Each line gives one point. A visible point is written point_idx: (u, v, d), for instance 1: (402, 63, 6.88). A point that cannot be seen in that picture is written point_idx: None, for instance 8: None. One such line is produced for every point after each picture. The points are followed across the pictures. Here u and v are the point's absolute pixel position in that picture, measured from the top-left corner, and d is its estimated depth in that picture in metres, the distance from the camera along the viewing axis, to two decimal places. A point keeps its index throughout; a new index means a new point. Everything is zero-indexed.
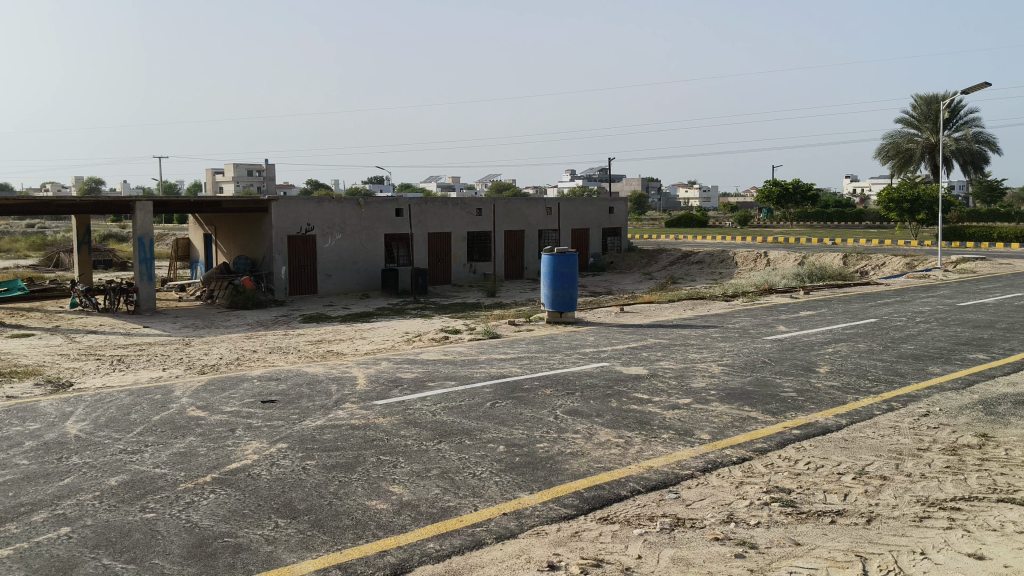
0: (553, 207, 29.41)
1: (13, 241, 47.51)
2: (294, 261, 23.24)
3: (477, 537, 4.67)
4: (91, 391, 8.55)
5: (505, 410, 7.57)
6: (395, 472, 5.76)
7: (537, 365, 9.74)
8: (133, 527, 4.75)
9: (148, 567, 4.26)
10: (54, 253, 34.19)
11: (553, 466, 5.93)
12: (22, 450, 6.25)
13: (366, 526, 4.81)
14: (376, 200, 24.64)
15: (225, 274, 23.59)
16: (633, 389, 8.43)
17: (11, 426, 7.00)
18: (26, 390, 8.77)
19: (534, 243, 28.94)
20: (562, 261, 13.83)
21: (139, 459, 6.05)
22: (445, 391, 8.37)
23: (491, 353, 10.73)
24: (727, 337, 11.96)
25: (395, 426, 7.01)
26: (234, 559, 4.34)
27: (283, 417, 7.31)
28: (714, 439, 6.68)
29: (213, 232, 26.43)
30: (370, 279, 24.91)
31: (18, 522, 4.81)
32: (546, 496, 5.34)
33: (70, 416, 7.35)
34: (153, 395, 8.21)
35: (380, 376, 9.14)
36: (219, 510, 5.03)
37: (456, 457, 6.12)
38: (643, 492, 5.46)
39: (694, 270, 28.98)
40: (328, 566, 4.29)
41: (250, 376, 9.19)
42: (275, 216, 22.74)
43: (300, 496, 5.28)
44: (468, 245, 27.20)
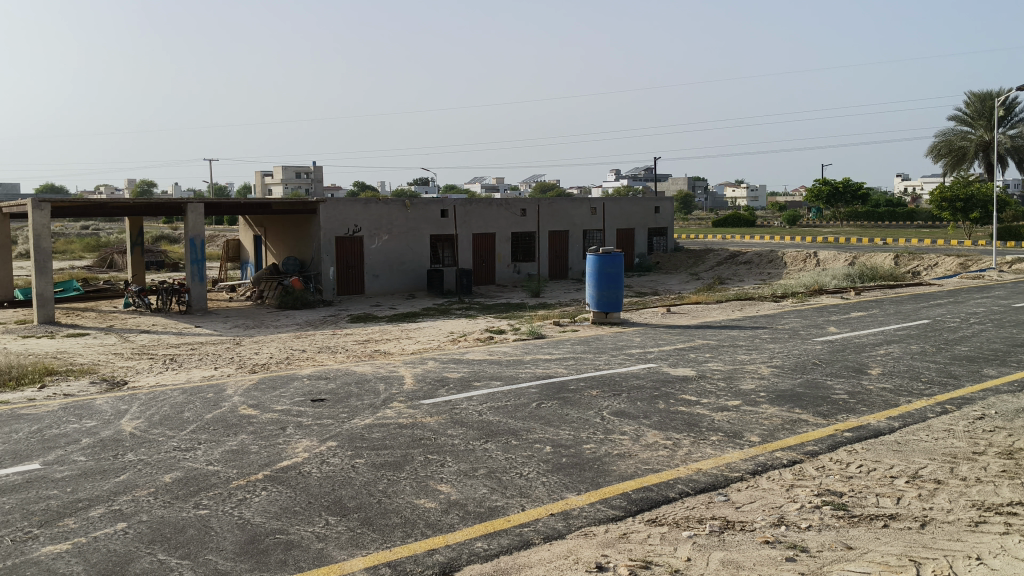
0: (598, 207, 29.28)
1: (69, 241, 48.87)
2: (341, 261, 23.48)
3: (524, 537, 4.67)
4: (146, 390, 8.71)
5: (551, 410, 7.56)
6: (443, 471, 5.78)
7: (583, 367, 9.70)
8: (187, 523, 4.83)
9: (202, 563, 4.32)
10: (108, 254, 34.98)
11: (599, 467, 5.91)
12: (78, 447, 6.38)
13: (415, 524, 4.83)
14: (422, 201, 24.78)
15: (274, 274, 23.91)
16: (681, 391, 8.36)
17: (68, 423, 7.16)
18: (82, 388, 8.98)
19: (579, 244, 28.85)
20: (607, 261, 13.71)
21: (192, 456, 6.14)
22: (491, 391, 8.38)
23: (536, 354, 10.72)
24: (777, 339, 11.83)
25: (442, 425, 7.03)
26: (286, 556, 4.39)
27: (331, 416, 7.37)
28: (764, 442, 6.60)
29: (263, 234, 26.79)
30: (416, 279, 25.06)
31: (76, 517, 4.91)
32: (593, 496, 5.32)
33: (125, 414, 7.49)
34: (205, 394, 8.34)
35: (427, 376, 9.17)
36: (271, 507, 5.09)
37: (503, 457, 6.12)
38: (690, 494, 5.42)
39: (742, 270, 28.68)
40: (378, 563, 4.32)
41: (300, 375, 9.29)
42: (323, 218, 23.00)
43: (351, 493, 5.33)
44: (513, 246, 27.24)
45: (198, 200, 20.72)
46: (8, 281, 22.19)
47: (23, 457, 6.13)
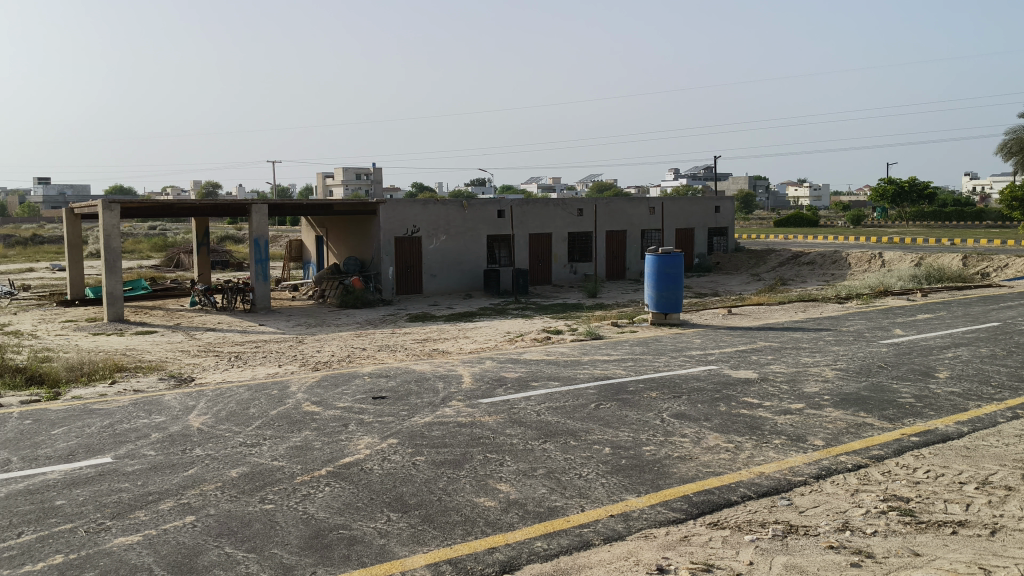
0: (657, 206, 29.06)
1: (137, 241, 50.28)
2: (400, 261, 23.73)
3: (585, 538, 4.66)
4: (213, 386, 8.90)
5: (610, 411, 7.54)
6: (502, 470, 5.80)
7: (642, 368, 9.64)
8: (253, 517, 4.92)
9: (268, 556, 4.41)
10: (175, 254, 35.83)
11: (660, 470, 5.86)
12: (148, 442, 6.55)
13: (475, 522, 4.85)
14: (479, 202, 24.86)
15: (335, 274, 24.26)
16: (743, 393, 8.27)
17: (138, 418, 7.36)
18: (151, 384, 9.21)
19: (637, 244, 28.65)
20: (667, 261, 13.61)
21: (258, 451, 6.26)
22: (550, 391, 8.38)
23: (595, 355, 10.68)
24: (841, 341, 11.59)
25: (500, 424, 7.04)
26: (349, 551, 4.45)
27: (392, 414, 7.44)
28: (828, 445, 6.49)
29: (325, 234, 27.17)
30: (473, 279, 25.19)
31: (147, 510, 5.04)
32: (654, 499, 5.28)
33: (193, 410, 7.67)
34: (270, 391, 8.50)
35: (485, 376, 9.20)
36: (334, 503, 5.16)
37: (562, 457, 6.12)
38: (753, 498, 5.34)
39: (805, 270, 28.10)
40: (439, 560, 4.34)
41: (361, 373, 9.41)
42: (383, 218, 23.25)
43: (411, 490, 5.38)
44: (570, 246, 27.18)
45: (262, 201, 21.06)
46: (80, 279, 22.87)
47: (96, 451, 6.31)
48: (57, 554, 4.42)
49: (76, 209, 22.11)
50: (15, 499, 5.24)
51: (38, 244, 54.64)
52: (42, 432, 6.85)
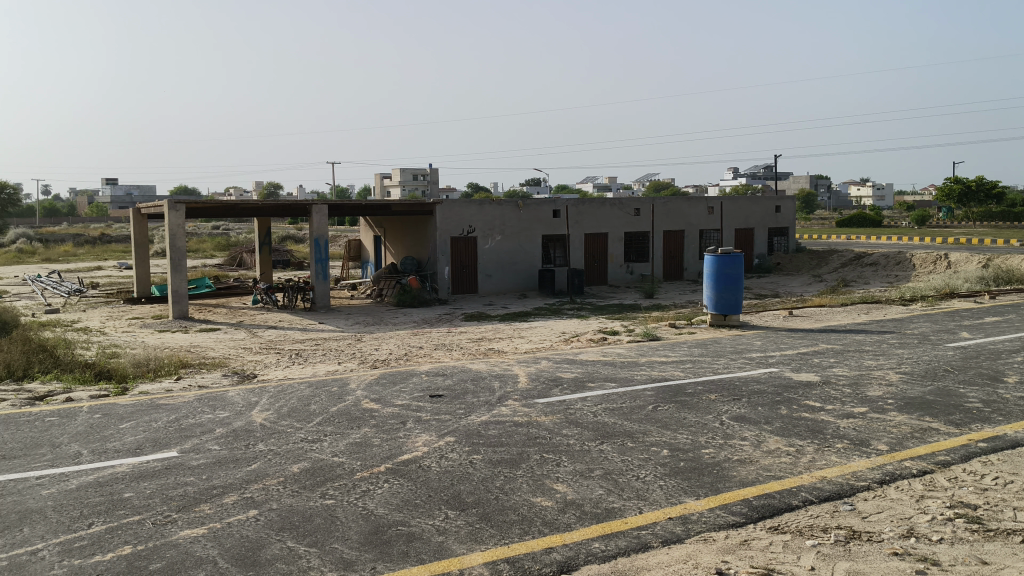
0: (715, 206, 28.73)
1: (201, 241, 51.27)
2: (455, 261, 23.91)
3: (642, 540, 4.63)
4: (276, 383, 9.05)
5: (668, 413, 7.48)
6: (559, 471, 5.80)
7: (701, 369, 9.56)
8: (314, 512, 5.00)
9: (330, 551, 4.47)
10: (237, 254, 36.50)
11: (719, 473, 5.80)
12: (213, 437, 6.69)
13: (532, 522, 4.86)
14: (535, 202, 24.88)
15: (393, 274, 24.55)
16: (804, 396, 8.14)
17: (203, 413, 7.53)
18: (215, 381, 9.40)
19: (695, 244, 28.36)
20: (727, 261, 13.50)
21: (319, 447, 6.36)
22: (606, 392, 8.35)
23: (652, 356, 10.61)
24: (905, 344, 11.34)
25: (557, 425, 7.03)
26: (408, 548, 4.49)
27: (449, 412, 7.49)
28: (892, 450, 6.35)
29: (383, 234, 27.44)
30: (529, 279, 25.22)
31: (211, 503, 5.15)
32: (713, 502, 5.23)
33: (255, 406, 7.81)
34: (330, 388, 8.61)
35: (541, 375, 9.20)
36: (393, 499, 5.21)
37: (619, 458, 6.10)
38: (815, 502, 5.26)
39: (868, 271, 27.45)
40: (497, 559, 4.36)
41: (419, 372, 9.48)
42: (439, 218, 23.47)
43: (469, 488, 5.41)
44: (626, 246, 27.03)
45: (322, 202, 21.31)
46: (146, 277, 23.45)
47: (163, 445, 6.47)
48: (125, 544, 4.54)
49: (143, 209, 22.66)
50: (87, 491, 5.40)
51: (108, 243, 56.19)
52: (111, 426, 7.04)
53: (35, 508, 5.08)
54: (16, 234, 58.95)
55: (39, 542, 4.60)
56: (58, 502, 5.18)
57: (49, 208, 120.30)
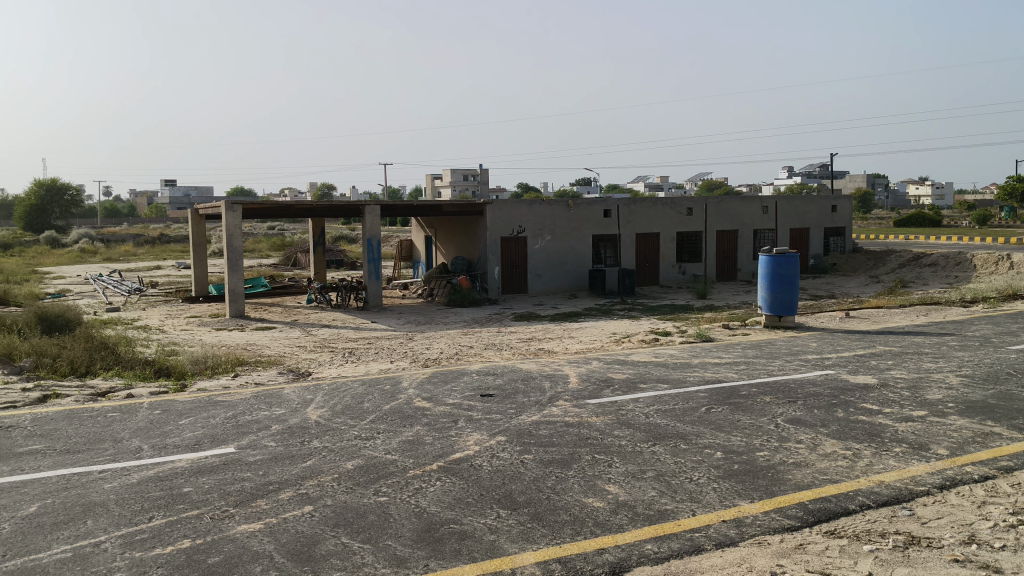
0: (770, 206, 28.33)
1: (256, 241, 52.12)
2: (505, 261, 24.00)
3: (695, 542, 4.60)
4: (329, 381, 9.18)
5: (722, 415, 7.40)
6: (610, 472, 5.77)
7: (755, 371, 9.45)
8: (368, 509, 5.05)
9: (382, 548, 4.51)
10: (292, 253, 37.03)
11: (774, 476, 5.73)
12: (268, 433, 6.79)
13: (584, 522, 4.85)
14: (585, 201, 24.81)
15: (444, 274, 24.72)
16: (861, 399, 7.99)
17: (259, 410, 7.66)
18: (271, 378, 9.55)
19: (749, 244, 28.00)
20: (781, 261, 13.25)
21: (372, 445, 6.42)
22: (659, 393, 8.29)
23: (705, 357, 10.51)
24: (966, 346, 11.07)
25: (608, 426, 7.01)
26: (461, 546, 4.51)
27: (500, 412, 7.50)
28: (953, 455, 6.21)
29: (434, 234, 27.59)
30: (579, 279, 25.17)
31: (267, 499, 5.24)
32: (768, 505, 5.17)
33: (310, 403, 7.93)
34: (382, 386, 8.69)
35: (592, 376, 9.19)
36: (445, 497, 5.25)
37: (672, 460, 6.05)
38: (872, 507, 5.16)
39: (926, 272, 26.82)
40: (549, 559, 4.36)
41: (471, 371, 9.52)
42: (489, 219, 23.57)
43: (520, 488, 5.41)
44: (678, 246, 26.80)
45: (375, 202, 21.45)
46: (204, 277, 23.90)
47: (221, 441, 6.59)
48: (185, 538, 4.64)
49: (201, 210, 23.07)
50: (147, 485, 5.52)
51: (167, 243, 57.39)
52: (171, 422, 7.18)
53: (98, 502, 5.21)
54: (79, 234, 60.53)
55: (102, 534, 4.72)
56: (120, 496, 5.31)
57: (109, 209, 123.07)
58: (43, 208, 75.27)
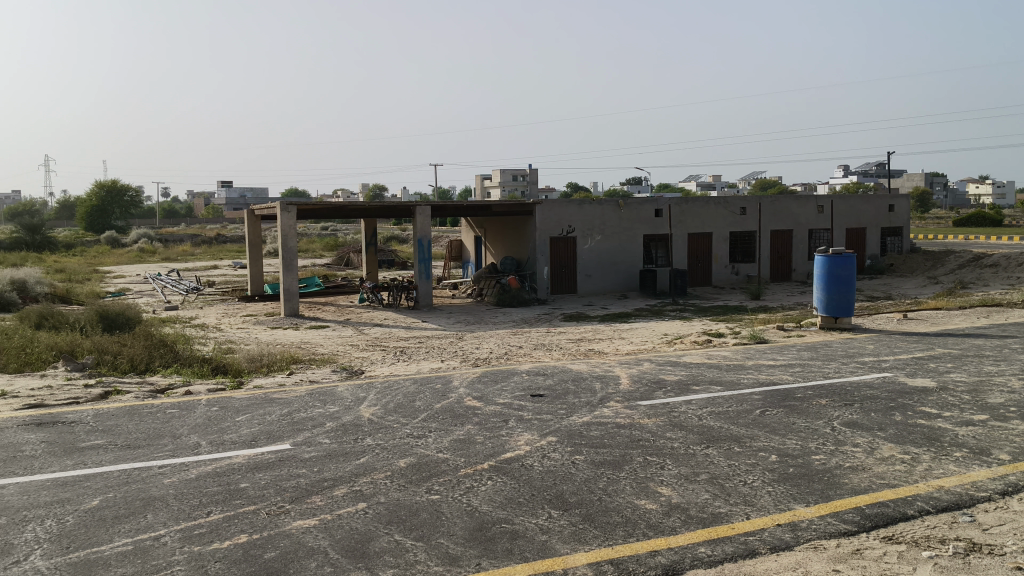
0: (826, 205, 27.86)
1: (310, 241, 52.79)
2: (555, 261, 24.01)
3: (750, 546, 4.55)
4: (382, 379, 9.28)
5: (776, 418, 7.32)
6: (663, 474, 5.74)
7: (810, 373, 9.32)
8: (420, 507, 5.09)
9: (434, 545, 4.54)
10: (344, 254, 37.43)
11: (830, 480, 5.64)
12: (323, 430, 6.89)
13: (636, 524, 4.83)
14: (636, 201, 24.68)
15: (493, 274, 24.82)
16: (919, 402, 7.84)
17: (314, 407, 7.76)
18: (325, 376, 9.70)
19: (803, 244, 27.59)
20: (838, 262, 13.03)
21: (424, 443, 6.47)
22: (712, 395, 8.21)
23: (759, 359, 10.39)
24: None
25: (661, 428, 6.96)
26: (512, 545, 4.52)
27: (550, 412, 7.50)
28: (1016, 461, 6.05)
29: (484, 234, 27.67)
30: (629, 279, 25.05)
31: (322, 496, 5.30)
32: (824, 510, 5.09)
33: (364, 401, 8.02)
34: (434, 385, 8.76)
35: (644, 377, 9.14)
36: (496, 497, 5.26)
37: (725, 463, 5.99)
38: (932, 513, 5.06)
39: (986, 271, 26.14)
40: (601, 560, 4.35)
41: (522, 371, 9.53)
42: (539, 219, 23.60)
43: (571, 489, 5.41)
44: (731, 246, 26.50)
45: (426, 203, 21.53)
46: (260, 276, 24.29)
47: (277, 437, 6.69)
48: (241, 533, 4.72)
49: (257, 210, 23.45)
50: (205, 480, 5.63)
51: (223, 243, 58.46)
52: (228, 419, 7.32)
53: (158, 496, 5.33)
54: (139, 234, 61.89)
55: (162, 528, 4.82)
56: (179, 491, 5.42)
57: (167, 210, 125.78)
58: (103, 209, 77.13)
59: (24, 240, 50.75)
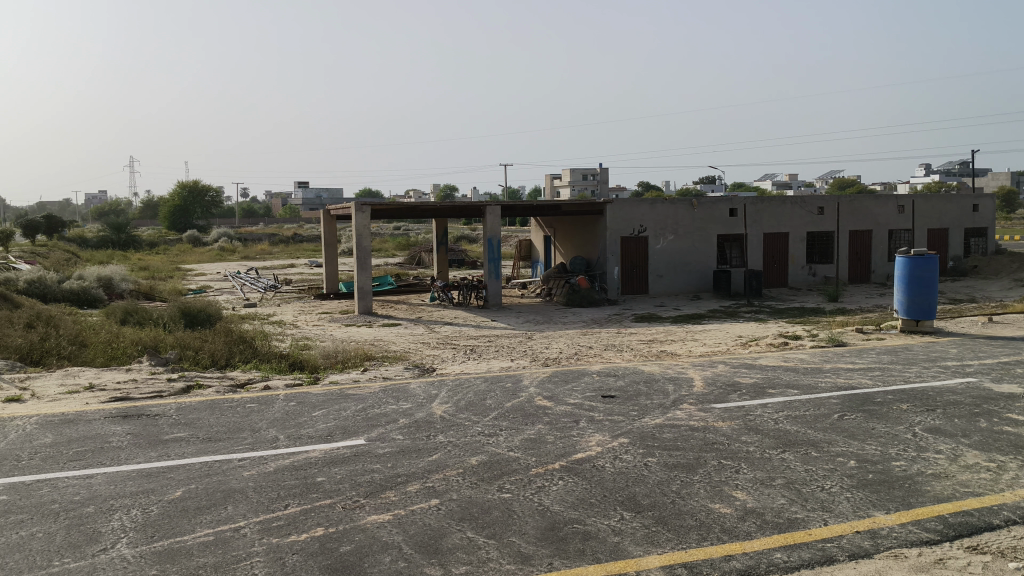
0: (907, 205, 27.11)
1: (383, 241, 53.45)
2: (626, 261, 23.89)
3: (828, 552, 4.46)
4: (453, 377, 9.36)
5: (855, 423, 7.15)
6: (738, 478, 5.66)
7: (890, 377, 9.08)
8: (492, 505, 5.12)
9: (507, 543, 4.56)
10: (416, 253, 37.82)
11: (912, 487, 5.49)
12: (396, 426, 6.97)
13: (710, 528, 4.78)
14: (710, 200, 24.39)
15: (563, 274, 24.83)
16: (1005, 409, 7.57)
17: (387, 404, 7.86)
18: (398, 373, 9.83)
19: (883, 244, 26.88)
20: (920, 264, 12.69)
21: (495, 441, 6.50)
22: (788, 399, 8.07)
23: (836, 362, 10.16)
24: None
25: (735, 431, 6.86)
26: (584, 546, 4.52)
27: (622, 413, 7.47)
28: None
29: (554, 234, 27.66)
30: (702, 279, 24.77)
31: (396, 491, 5.38)
32: (905, 517, 4.96)
33: (436, 398, 8.09)
34: (505, 384, 8.80)
35: (718, 380, 9.02)
36: (568, 497, 5.26)
37: (802, 468, 5.88)
38: (1019, 523, 4.88)
39: None
40: (674, 563, 4.31)
41: (592, 371, 9.49)
42: (610, 218, 23.53)
43: (644, 491, 5.38)
44: (808, 246, 25.96)
45: (496, 203, 21.54)
46: (334, 274, 24.70)
47: (352, 432, 6.81)
48: (318, 527, 4.81)
49: (332, 210, 23.85)
50: (282, 474, 5.76)
51: (299, 242, 59.63)
52: (305, 414, 7.46)
53: (238, 488, 5.47)
54: (219, 233, 63.53)
55: (241, 520, 4.94)
56: (258, 483, 5.56)
57: (246, 210, 129.04)
58: (185, 208, 79.30)
59: (112, 239, 52.64)
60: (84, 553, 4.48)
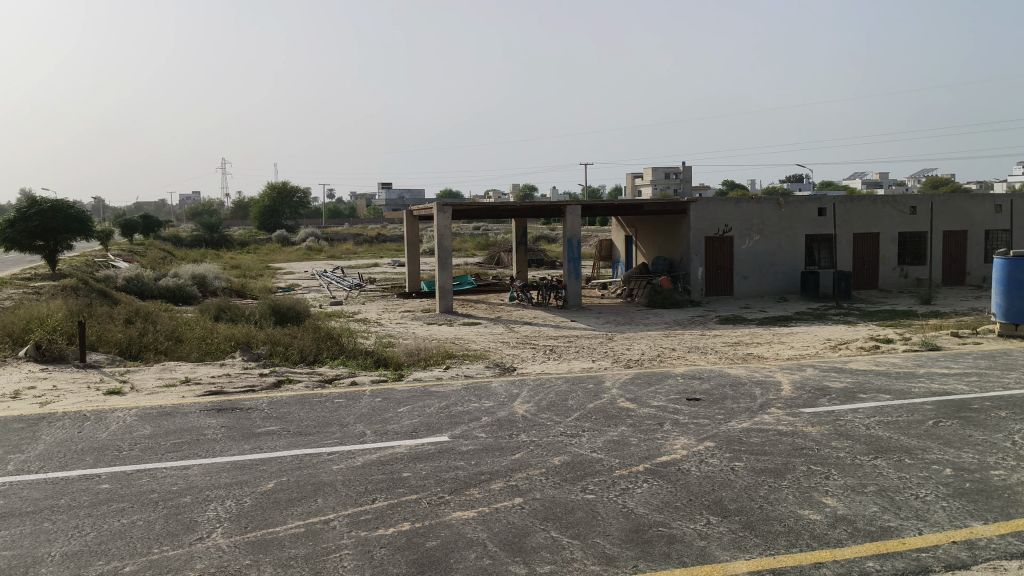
0: (1005, 204, 26.00)
1: (463, 241, 53.81)
2: (709, 261, 23.60)
3: (923, 563, 4.34)
4: (536, 377, 9.40)
5: (950, 430, 6.92)
6: (828, 484, 5.55)
7: (988, 384, 8.75)
8: (576, 505, 5.13)
9: (592, 544, 4.57)
10: (496, 254, 37.99)
11: (1011, 497, 5.30)
12: (479, 424, 7.05)
13: (800, 534, 4.70)
14: (797, 199, 23.88)
15: (645, 275, 24.69)
16: None
17: (470, 402, 7.94)
18: (480, 372, 9.92)
19: (980, 245, 25.86)
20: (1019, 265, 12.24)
21: (579, 442, 6.52)
22: (880, 404, 7.86)
23: (930, 367, 9.86)
24: None
25: (825, 436, 6.73)
26: (669, 549, 4.50)
27: (707, 416, 7.39)
28: None
29: (636, 234, 27.49)
30: (788, 281, 24.28)
31: (480, 488, 5.44)
32: (1004, 528, 4.80)
33: (518, 397, 8.15)
34: (587, 384, 8.80)
35: (806, 384, 8.84)
36: (653, 499, 5.24)
37: (895, 475, 5.74)
38: None
39: None
40: (762, 569, 4.26)
41: (675, 374, 9.42)
42: (694, 217, 23.29)
43: (730, 496, 5.31)
44: (900, 247, 25.18)
45: (576, 202, 21.46)
46: (416, 274, 25.03)
47: (435, 429, 6.90)
48: (404, 521, 4.90)
49: (414, 210, 24.18)
50: (370, 468, 5.88)
51: (382, 242, 60.50)
52: (390, 410, 7.60)
53: (327, 481, 5.61)
54: (307, 233, 64.94)
55: (331, 513, 5.06)
56: (346, 477, 5.70)
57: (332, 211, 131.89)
58: (275, 209, 81.31)
59: (205, 240, 54.30)
60: (182, 542, 4.66)
